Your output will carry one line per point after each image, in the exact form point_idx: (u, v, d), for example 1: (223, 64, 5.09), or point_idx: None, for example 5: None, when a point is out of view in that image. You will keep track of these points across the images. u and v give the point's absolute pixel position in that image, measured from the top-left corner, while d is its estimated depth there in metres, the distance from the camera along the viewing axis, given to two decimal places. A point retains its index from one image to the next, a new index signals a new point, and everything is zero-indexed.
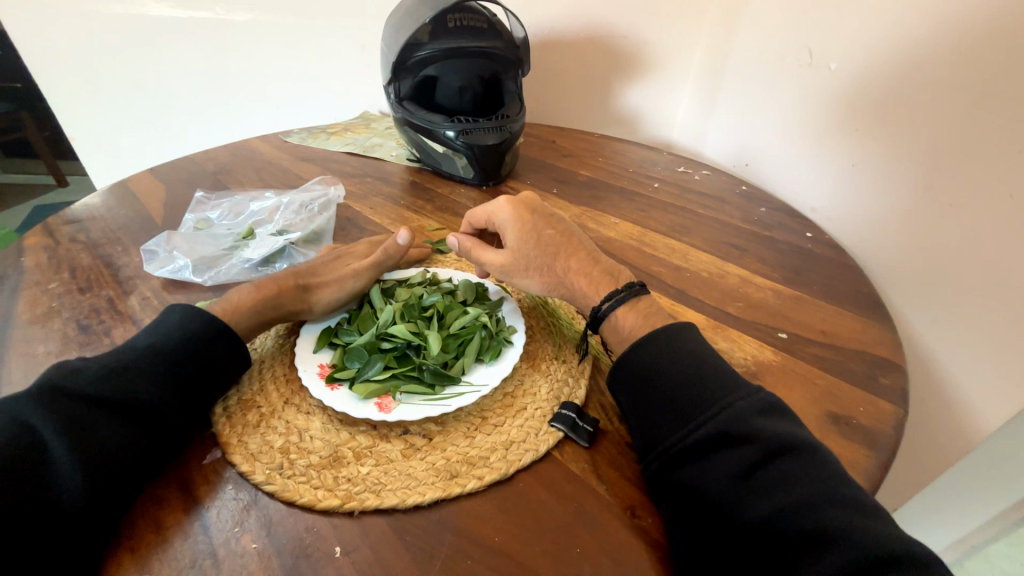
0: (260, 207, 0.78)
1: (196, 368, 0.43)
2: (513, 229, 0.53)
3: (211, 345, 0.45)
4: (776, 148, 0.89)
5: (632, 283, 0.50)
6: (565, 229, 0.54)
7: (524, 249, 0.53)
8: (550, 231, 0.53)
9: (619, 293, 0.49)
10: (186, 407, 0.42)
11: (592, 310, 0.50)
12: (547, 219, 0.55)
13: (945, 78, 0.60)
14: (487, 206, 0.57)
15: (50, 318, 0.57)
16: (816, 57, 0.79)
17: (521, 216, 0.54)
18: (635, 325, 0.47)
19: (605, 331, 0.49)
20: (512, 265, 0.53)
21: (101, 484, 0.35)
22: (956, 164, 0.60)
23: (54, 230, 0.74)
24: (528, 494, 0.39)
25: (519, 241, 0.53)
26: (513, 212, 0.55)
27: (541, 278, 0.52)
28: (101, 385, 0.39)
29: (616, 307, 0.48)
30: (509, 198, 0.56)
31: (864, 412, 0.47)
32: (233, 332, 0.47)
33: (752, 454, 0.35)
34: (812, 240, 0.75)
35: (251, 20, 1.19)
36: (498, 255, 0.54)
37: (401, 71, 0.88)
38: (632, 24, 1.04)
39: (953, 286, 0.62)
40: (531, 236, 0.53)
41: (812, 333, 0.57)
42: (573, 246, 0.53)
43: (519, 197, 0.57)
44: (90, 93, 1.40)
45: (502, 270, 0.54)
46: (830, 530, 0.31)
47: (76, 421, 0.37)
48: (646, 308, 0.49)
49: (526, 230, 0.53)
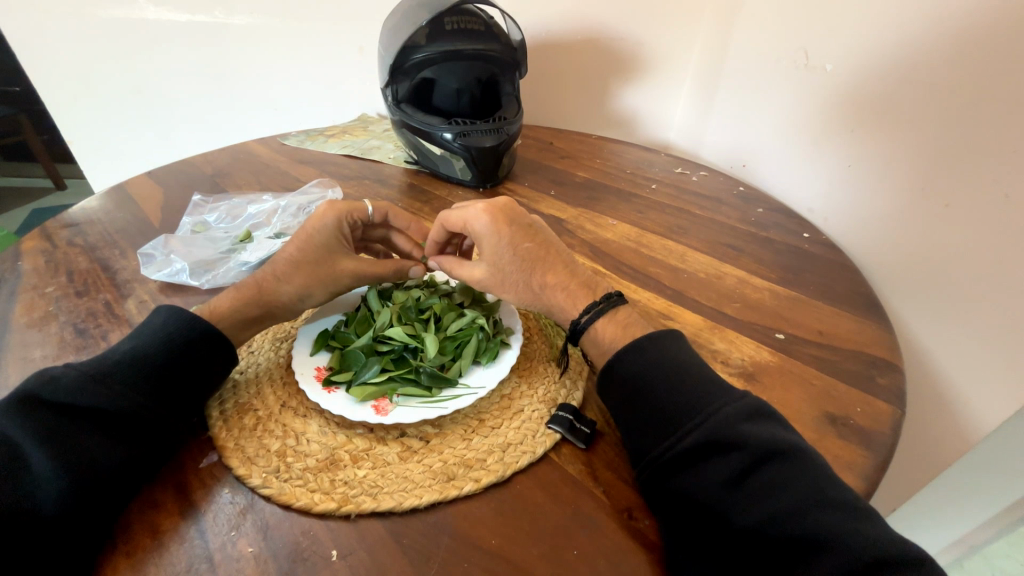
0: (258, 211, 0.78)
1: (181, 372, 0.43)
2: (490, 241, 0.51)
3: (196, 347, 0.44)
4: (772, 149, 0.90)
5: (610, 294, 0.50)
6: (543, 240, 0.53)
7: (500, 263, 0.51)
8: (528, 243, 0.51)
9: (598, 305, 0.48)
10: (173, 411, 0.42)
11: (573, 322, 0.49)
12: (525, 229, 0.52)
13: (939, 80, 0.60)
14: (460, 213, 0.54)
15: (47, 322, 0.57)
16: (812, 57, 0.79)
17: (498, 227, 0.51)
18: (615, 336, 0.47)
19: (586, 343, 0.49)
20: (490, 277, 0.52)
21: (90, 494, 0.35)
22: (953, 163, 0.60)
23: (52, 234, 0.74)
24: (525, 498, 0.39)
25: (495, 255, 0.51)
26: (490, 222, 0.52)
27: (518, 292, 0.52)
28: (85, 392, 0.38)
29: (596, 319, 0.48)
30: (486, 206, 0.53)
31: (861, 413, 0.47)
32: (222, 337, 0.46)
33: (744, 458, 0.35)
34: (808, 240, 0.75)
35: (249, 23, 1.19)
36: (476, 269, 0.53)
37: (398, 74, 0.88)
38: (629, 25, 1.04)
39: (948, 287, 0.62)
40: (508, 248, 0.51)
41: (809, 334, 0.57)
42: (552, 259, 0.52)
43: (496, 202, 0.54)
44: (88, 96, 1.41)
45: (480, 284, 0.52)
46: (823, 535, 0.31)
47: (59, 432, 0.37)
48: (625, 318, 0.48)
49: (503, 243, 0.51)
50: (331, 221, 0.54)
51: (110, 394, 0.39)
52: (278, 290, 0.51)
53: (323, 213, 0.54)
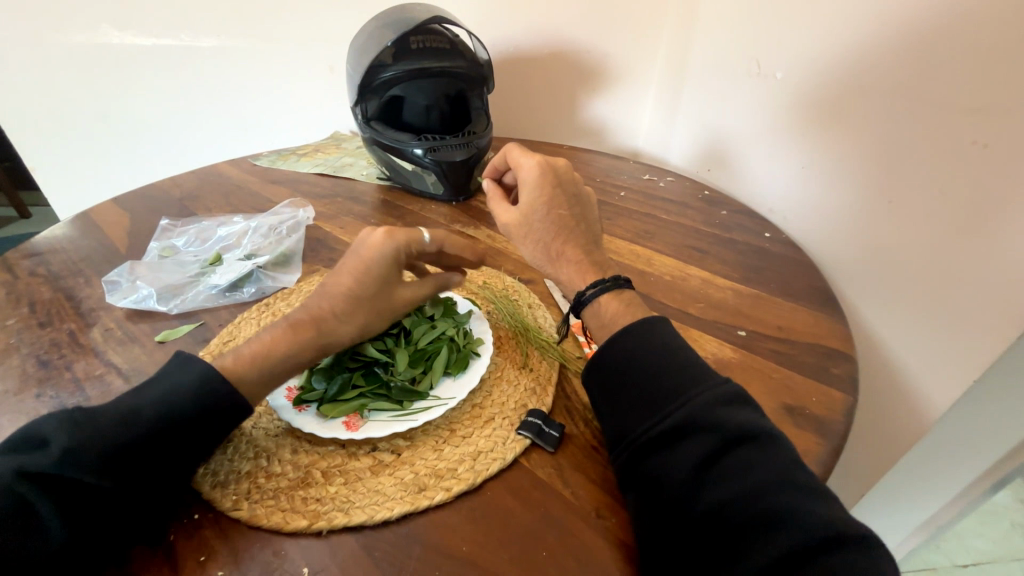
0: (228, 232, 0.77)
1: (185, 433, 0.38)
2: (529, 194, 0.52)
3: (207, 407, 0.39)
4: (733, 151, 0.94)
5: (617, 277, 0.50)
6: (580, 214, 0.53)
7: (531, 217, 0.52)
8: (564, 211, 0.52)
9: (604, 282, 0.49)
10: (171, 471, 0.38)
11: (577, 295, 0.50)
12: (568, 197, 0.53)
13: (882, 79, 0.64)
14: (518, 158, 0.55)
15: (8, 355, 0.56)
16: (763, 66, 0.84)
17: (544, 185, 0.52)
18: (617, 312, 0.48)
19: (587, 316, 0.50)
20: (517, 227, 0.53)
21: (73, 545, 0.34)
22: (897, 158, 0.64)
23: (13, 265, 0.72)
24: (495, 504, 0.40)
25: (530, 208, 0.52)
26: (539, 176, 0.52)
27: (534, 251, 0.53)
28: (73, 447, 0.35)
29: (600, 294, 0.49)
30: (545, 160, 0.53)
31: (817, 402, 0.49)
32: (240, 391, 0.41)
33: (706, 447, 0.37)
34: (769, 240, 0.79)
35: (217, 45, 1.20)
36: (507, 213, 0.54)
37: (367, 92, 0.90)
38: (593, 38, 1.08)
39: (894, 278, 0.66)
40: (543, 207, 0.51)
41: (770, 330, 0.60)
42: (578, 234, 0.52)
43: (556, 162, 0.54)
44: (53, 122, 1.39)
45: (505, 227, 0.54)
46: (777, 514, 0.33)
47: (48, 483, 0.34)
48: (629, 300, 0.49)
49: (541, 201, 0.52)
50: (388, 253, 0.47)
51: (99, 450, 0.36)
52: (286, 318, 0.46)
53: (381, 243, 0.47)
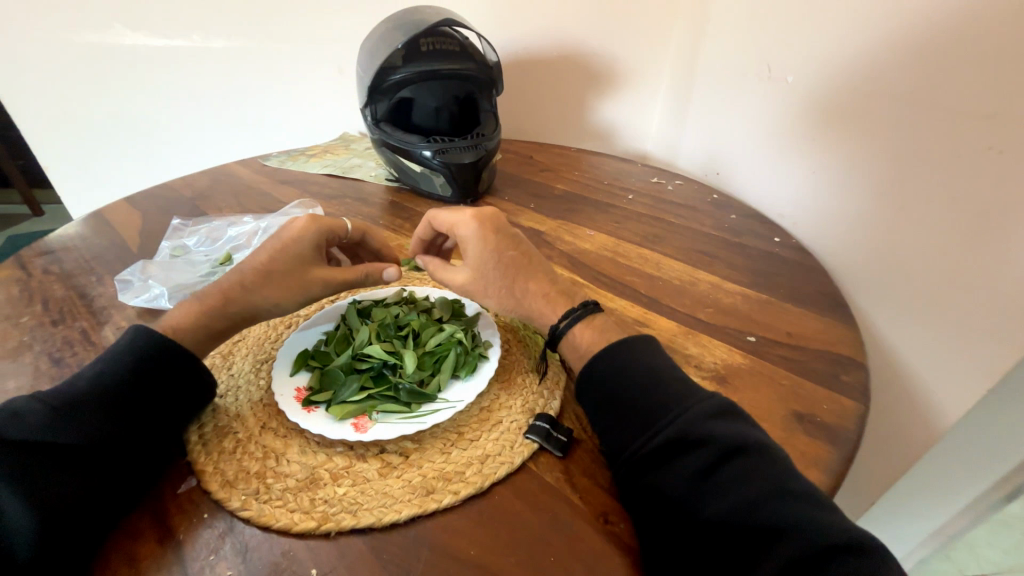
0: (238, 232, 0.78)
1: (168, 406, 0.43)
2: (474, 248, 0.52)
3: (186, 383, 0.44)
4: (742, 156, 0.93)
5: (586, 302, 0.51)
6: (526, 249, 0.54)
7: (484, 270, 0.52)
8: (512, 252, 0.53)
9: (576, 311, 0.49)
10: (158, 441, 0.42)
11: (551, 329, 0.50)
12: (510, 238, 0.53)
13: (892, 84, 0.64)
14: (448, 219, 0.55)
15: (22, 352, 0.56)
16: (775, 70, 0.83)
17: (485, 233, 0.52)
18: (591, 341, 0.48)
19: (564, 349, 0.49)
20: (473, 283, 0.53)
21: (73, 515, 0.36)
22: (906, 163, 0.63)
23: (27, 262, 0.73)
24: (502, 507, 0.40)
25: (479, 263, 0.52)
26: (477, 228, 0.53)
27: (500, 299, 0.53)
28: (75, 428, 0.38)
29: (573, 325, 0.49)
30: (474, 213, 0.54)
31: (827, 410, 0.49)
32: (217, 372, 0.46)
33: (712, 453, 0.37)
34: (779, 245, 0.78)
35: (228, 47, 1.21)
36: (459, 274, 0.54)
37: (377, 94, 0.90)
38: (604, 41, 1.08)
39: (905, 284, 0.65)
40: (492, 256, 0.52)
41: (780, 335, 0.59)
42: (535, 269, 0.53)
43: (484, 209, 0.55)
44: (68, 121, 1.41)
45: (462, 288, 0.54)
46: (785, 521, 0.33)
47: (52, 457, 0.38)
48: (602, 325, 0.49)
49: (488, 251, 0.52)
50: (309, 233, 0.54)
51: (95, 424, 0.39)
52: (254, 303, 0.51)
53: (303, 226, 0.54)
